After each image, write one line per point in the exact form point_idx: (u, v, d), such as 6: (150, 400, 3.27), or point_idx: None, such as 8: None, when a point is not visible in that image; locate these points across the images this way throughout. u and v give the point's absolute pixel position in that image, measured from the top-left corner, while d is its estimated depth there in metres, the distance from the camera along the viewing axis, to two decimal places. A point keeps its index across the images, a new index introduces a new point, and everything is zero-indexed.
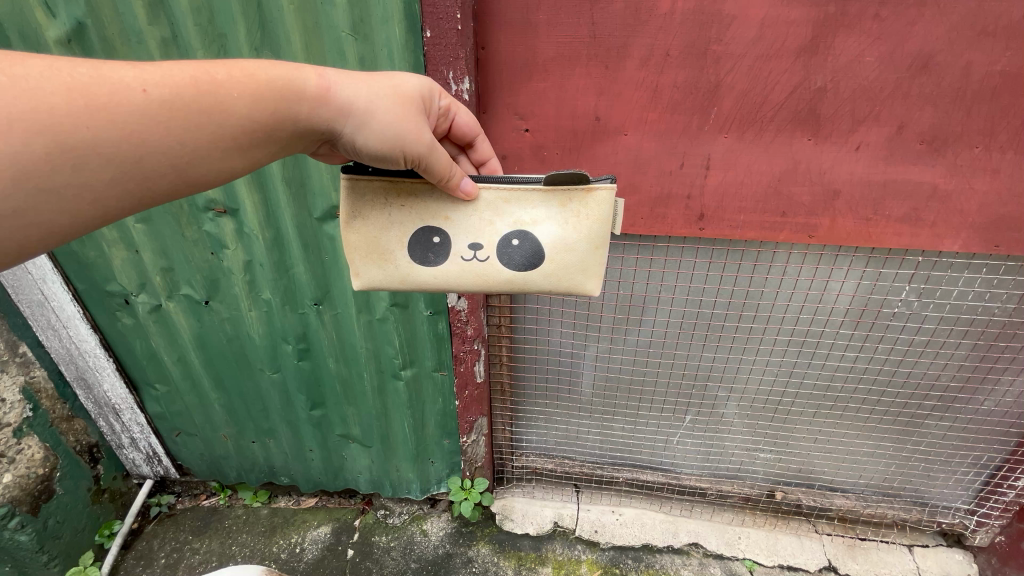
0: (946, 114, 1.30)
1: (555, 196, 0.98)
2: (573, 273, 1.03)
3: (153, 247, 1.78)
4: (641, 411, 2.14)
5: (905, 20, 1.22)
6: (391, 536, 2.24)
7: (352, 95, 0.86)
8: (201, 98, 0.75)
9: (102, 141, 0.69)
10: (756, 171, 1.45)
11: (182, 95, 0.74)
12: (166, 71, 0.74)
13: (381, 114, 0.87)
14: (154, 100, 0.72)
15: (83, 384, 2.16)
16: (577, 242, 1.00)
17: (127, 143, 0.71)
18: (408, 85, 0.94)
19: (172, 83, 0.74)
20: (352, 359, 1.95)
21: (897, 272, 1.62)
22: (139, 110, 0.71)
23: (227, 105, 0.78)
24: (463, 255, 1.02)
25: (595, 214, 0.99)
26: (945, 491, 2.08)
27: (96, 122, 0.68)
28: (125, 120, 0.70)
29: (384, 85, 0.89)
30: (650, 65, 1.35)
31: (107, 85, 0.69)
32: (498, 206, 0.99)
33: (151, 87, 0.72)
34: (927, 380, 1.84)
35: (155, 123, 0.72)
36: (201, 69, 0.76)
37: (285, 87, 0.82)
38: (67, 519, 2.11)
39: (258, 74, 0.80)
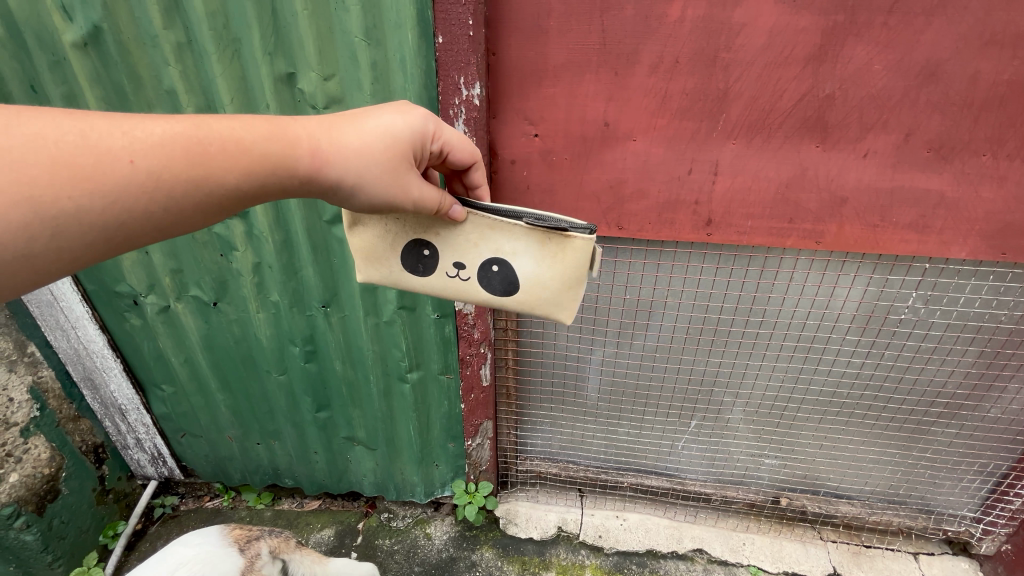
0: (953, 122, 1.31)
1: (538, 233, 0.97)
2: (545, 308, 1.04)
3: (164, 248, 1.79)
4: (647, 416, 2.13)
5: (914, 28, 1.23)
6: (395, 539, 2.24)
7: (342, 168, 0.85)
8: (190, 170, 0.76)
9: (85, 211, 0.69)
10: (764, 177, 1.45)
11: (172, 167, 0.75)
12: (158, 140, 0.75)
13: (370, 182, 0.86)
14: (142, 173, 0.72)
15: (90, 385, 2.17)
16: (553, 281, 1.00)
17: (111, 211, 0.71)
18: (395, 131, 0.88)
19: (161, 153, 0.74)
20: (358, 361, 1.96)
21: (904, 279, 1.62)
22: (126, 182, 0.71)
23: (218, 178, 0.79)
24: (447, 271, 1.04)
25: (573, 256, 0.97)
26: (951, 499, 2.08)
27: (77, 191, 0.68)
28: (111, 190, 0.71)
29: (375, 144, 0.86)
30: (660, 71, 1.36)
31: (91, 156, 0.69)
32: (484, 231, 0.99)
33: (139, 157, 0.72)
34: (934, 387, 1.83)
35: (141, 196, 0.73)
36: (193, 137, 0.77)
37: (277, 162, 0.82)
38: (72, 519, 2.12)
39: (252, 149, 0.80)
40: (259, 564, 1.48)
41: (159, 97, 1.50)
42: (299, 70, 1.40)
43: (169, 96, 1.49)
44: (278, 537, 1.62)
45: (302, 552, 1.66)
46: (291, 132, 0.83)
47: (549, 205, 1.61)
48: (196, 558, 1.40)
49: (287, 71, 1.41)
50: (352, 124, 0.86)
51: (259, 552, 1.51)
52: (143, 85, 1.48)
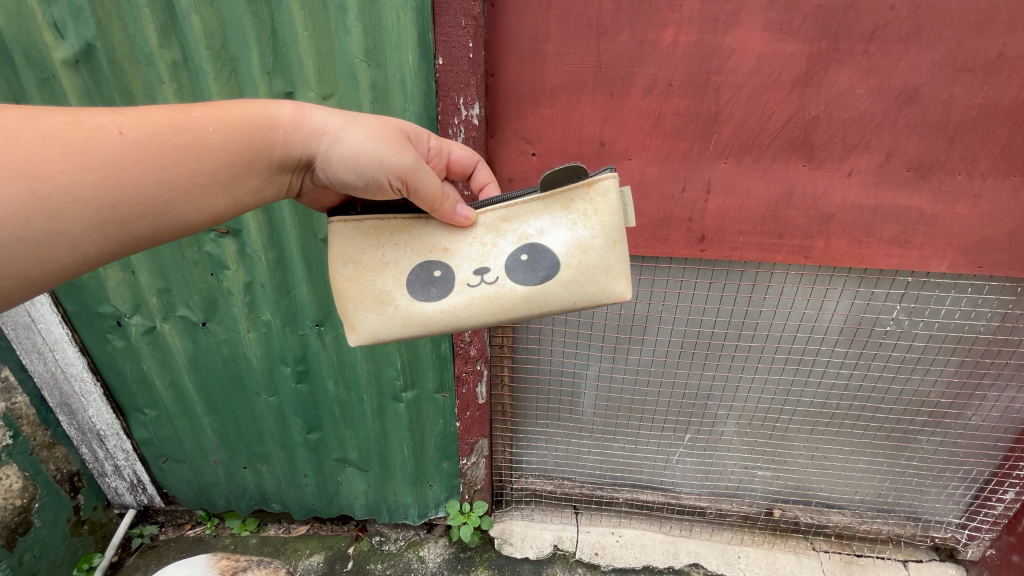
0: (930, 143, 1.38)
1: (558, 201, 1.00)
2: (595, 276, 1.01)
3: (151, 268, 1.75)
4: (642, 431, 2.14)
5: (892, 56, 1.30)
6: (387, 564, 2.19)
7: (326, 117, 0.95)
8: (178, 136, 0.81)
9: (80, 185, 0.72)
10: (754, 195, 1.50)
11: (160, 135, 0.79)
12: (143, 114, 0.79)
13: (354, 128, 0.95)
14: (131, 141, 0.77)
15: (66, 410, 2.08)
16: (592, 240, 0.99)
17: (104, 185, 0.74)
18: (389, 122, 1.02)
19: (148, 124, 0.79)
20: (351, 380, 1.92)
21: (888, 292, 1.68)
22: (116, 151, 0.75)
23: (205, 139, 0.84)
24: (469, 282, 1.01)
25: (603, 206, 0.99)
26: (936, 505, 2.13)
27: (71, 165, 0.71)
28: (103, 162, 0.74)
29: (368, 119, 0.98)
30: (654, 94, 1.40)
31: (81, 132, 0.73)
32: (497, 226, 1.01)
33: (127, 128, 0.77)
34: (919, 396, 1.89)
35: (134, 165, 0.77)
36: (175, 110, 0.83)
37: (259, 123, 0.90)
38: (44, 552, 2.02)
39: (234, 110, 0.88)
40: None
41: None
42: (297, 89, 1.40)
43: None
44: (269, 567, 1.55)
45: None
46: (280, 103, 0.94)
47: None
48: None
49: (285, 90, 1.41)
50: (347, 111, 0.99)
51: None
52: (135, 104, 1.46)
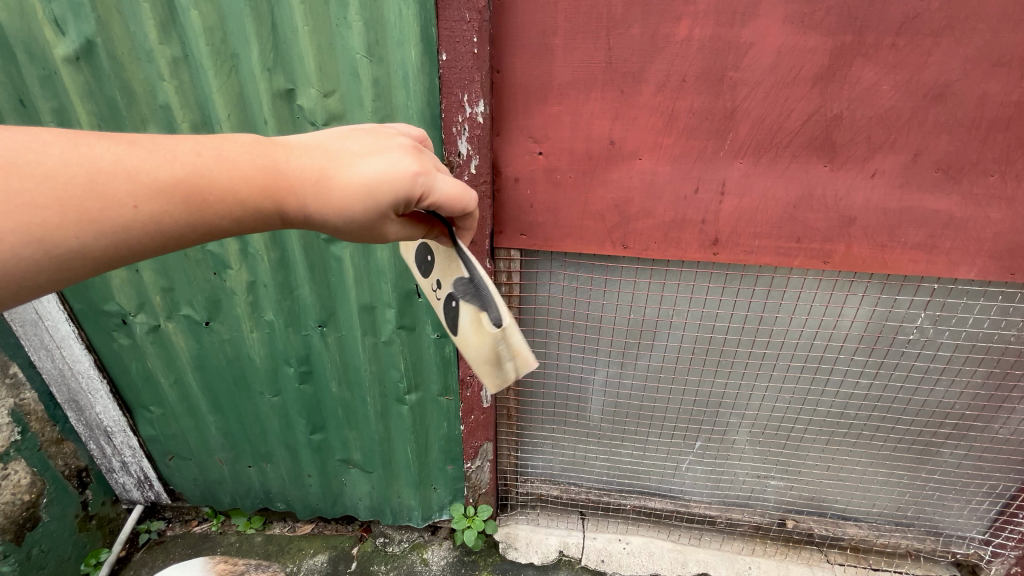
0: (961, 142, 1.30)
1: (477, 302, 0.80)
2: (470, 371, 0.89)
3: (154, 266, 1.73)
4: (650, 438, 2.09)
5: (921, 50, 1.22)
6: (390, 566, 2.17)
7: (325, 216, 0.76)
8: (194, 217, 0.70)
9: (84, 252, 0.64)
10: (771, 197, 1.44)
11: (177, 215, 0.69)
12: (166, 183, 0.67)
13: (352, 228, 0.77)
14: (145, 219, 0.67)
15: (74, 406, 2.08)
16: (472, 352, 0.84)
17: (113, 252, 0.66)
18: (369, 187, 0.74)
19: (169, 200, 0.68)
20: (354, 381, 1.90)
21: (912, 299, 1.60)
22: (129, 229, 0.66)
23: (222, 225, 0.73)
24: (433, 285, 0.94)
25: (490, 347, 0.80)
26: (959, 520, 2.04)
27: (82, 234, 0.63)
28: (115, 235, 0.65)
29: (352, 202, 0.75)
30: (666, 90, 1.34)
31: (96, 199, 0.63)
32: (455, 269, 0.85)
33: (143, 203, 0.66)
34: (943, 408, 1.81)
35: (146, 241, 0.68)
36: (199, 179, 0.69)
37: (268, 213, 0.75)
38: (52, 547, 2.03)
39: (243, 196, 0.72)
40: None
41: (154, 113, 1.46)
42: (299, 86, 1.37)
43: (163, 112, 1.45)
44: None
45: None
46: (272, 180, 0.73)
47: (553, 224, 1.58)
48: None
49: (285, 87, 1.37)
50: (332, 179, 0.75)
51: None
52: (136, 101, 1.44)
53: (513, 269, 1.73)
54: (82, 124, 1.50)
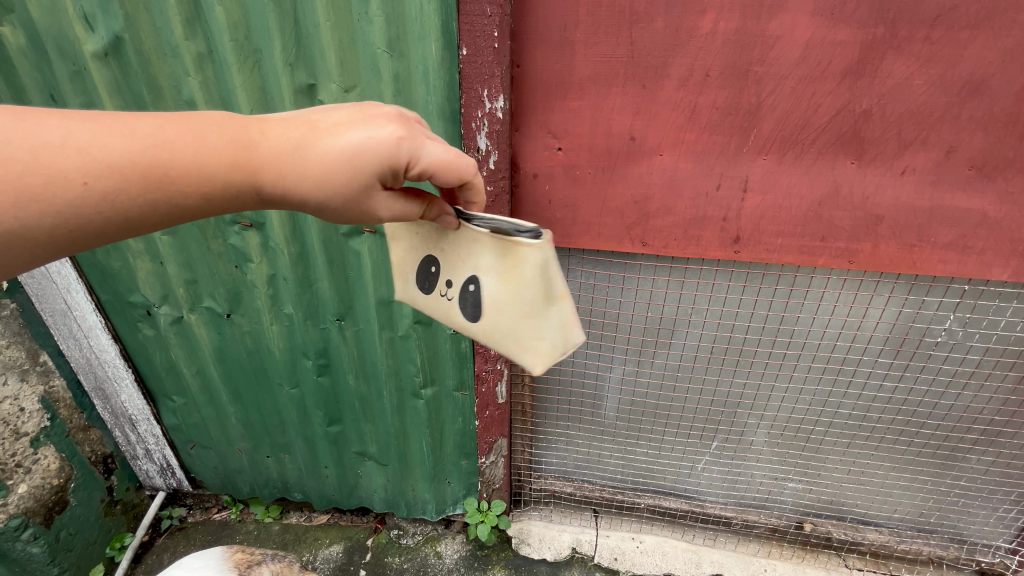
0: (997, 139, 1.26)
1: (496, 246, 0.82)
2: (508, 340, 0.87)
3: (178, 259, 1.77)
4: (666, 437, 2.07)
5: (957, 43, 1.18)
6: (404, 557, 2.19)
7: (302, 189, 0.75)
8: (150, 194, 0.69)
9: (27, 231, 0.64)
10: (795, 194, 1.41)
11: (129, 192, 0.68)
12: (114, 159, 0.66)
13: (332, 201, 0.77)
14: (98, 197, 0.66)
15: (100, 394, 2.14)
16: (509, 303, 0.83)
17: (61, 231, 0.66)
18: (355, 154, 0.74)
19: (121, 177, 0.67)
20: (371, 375, 1.92)
21: (941, 301, 1.56)
22: (77, 207, 0.65)
23: (183, 203, 0.72)
24: (441, 291, 0.93)
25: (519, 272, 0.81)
26: (984, 528, 1.99)
27: (24, 213, 0.62)
28: (59, 214, 0.65)
29: (338, 172, 0.74)
30: (690, 85, 1.32)
31: (42, 177, 0.62)
32: (463, 245, 0.87)
33: (93, 181, 0.65)
34: (970, 412, 1.76)
35: (105, 220, 0.68)
36: (154, 154, 0.69)
37: (237, 186, 0.74)
38: (79, 530, 2.09)
39: (210, 171, 0.72)
40: None
41: (178, 107, 1.48)
42: (320, 81, 1.38)
43: (188, 107, 1.47)
44: (283, 561, 1.58)
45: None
46: (245, 153, 0.73)
47: (571, 220, 1.57)
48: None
49: (307, 82, 1.38)
50: (315, 149, 0.74)
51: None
52: (162, 96, 1.47)
53: None
54: None
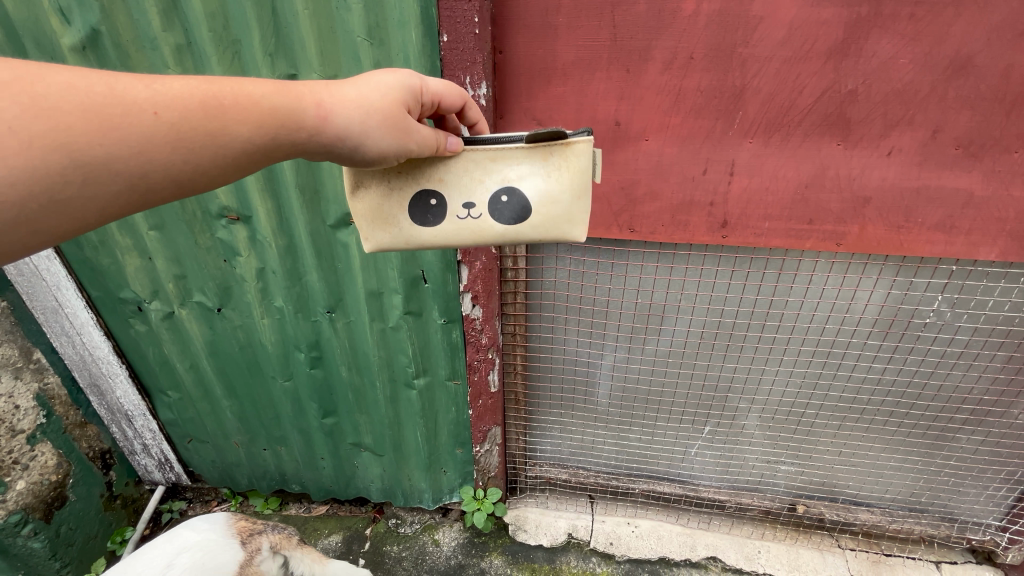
0: (983, 118, 1.25)
1: (537, 151, 0.93)
2: (561, 226, 0.98)
3: (167, 254, 1.77)
4: (659, 423, 2.08)
5: (943, 20, 1.17)
6: (403, 546, 2.21)
7: (349, 115, 0.82)
8: (210, 122, 0.73)
9: (110, 159, 0.66)
10: (782, 177, 1.40)
11: (192, 117, 0.72)
12: (176, 91, 0.71)
13: (372, 128, 0.83)
14: (167, 125, 0.70)
15: (96, 390, 2.15)
16: (562, 194, 0.95)
17: (138, 159, 0.68)
18: (388, 79, 0.86)
19: (183, 104, 0.71)
20: (364, 366, 1.92)
21: (929, 282, 1.56)
22: (150, 132, 0.68)
23: (238, 131, 0.76)
24: (457, 214, 0.97)
25: (579, 166, 0.93)
26: (975, 507, 2.01)
27: (106, 141, 0.65)
28: (134, 141, 0.67)
29: (377, 93, 0.84)
30: (674, 68, 1.31)
31: (117, 105, 0.66)
32: (486, 164, 0.94)
33: (163, 109, 0.69)
34: (960, 392, 1.77)
35: (172, 151, 0.71)
36: (211, 89, 0.74)
37: (286, 118, 0.79)
38: (80, 525, 2.11)
39: (263, 101, 0.78)
40: (259, 561, 1.37)
41: None
42: (301, 71, 1.36)
43: None
44: (282, 532, 1.49)
45: (303, 551, 1.53)
46: (298, 88, 0.81)
47: None
48: (199, 545, 1.30)
49: (288, 73, 1.37)
50: (350, 81, 0.84)
51: (261, 546, 1.40)
52: None
53: (518, 255, 1.72)
54: None
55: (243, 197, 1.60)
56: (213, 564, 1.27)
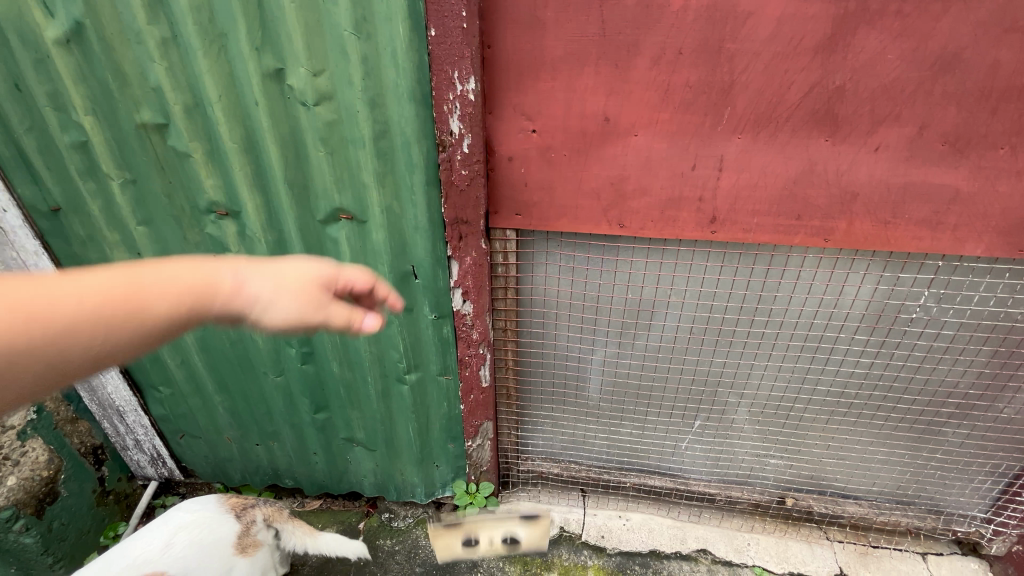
0: (970, 114, 1.26)
1: None
2: None
3: (156, 249, 1.76)
4: (650, 417, 2.09)
5: (929, 16, 1.17)
6: (395, 540, 2.22)
7: (259, 285, 0.78)
8: (130, 311, 0.67)
9: (55, 356, 0.61)
10: (770, 173, 1.40)
11: (109, 308, 0.65)
12: (93, 290, 0.64)
13: (282, 296, 0.79)
14: (86, 318, 0.63)
15: (87, 386, 2.14)
16: None
17: (79, 355, 0.64)
18: (297, 274, 0.81)
19: (103, 297, 0.65)
20: (355, 361, 1.92)
21: (916, 277, 1.58)
22: (73, 324, 0.62)
23: (158, 320, 0.69)
24: None
25: None
26: (961, 499, 2.03)
27: (49, 347, 0.60)
28: (64, 343, 0.62)
29: (285, 282, 0.80)
30: (662, 63, 1.31)
31: (43, 302, 0.60)
32: None
33: (87, 300, 0.63)
34: (946, 386, 1.79)
35: (91, 331, 0.63)
36: (127, 279, 0.67)
37: (197, 302, 0.73)
38: (72, 520, 2.11)
39: (178, 278, 0.72)
40: (255, 530, 1.77)
41: (146, 95, 1.46)
42: (288, 65, 1.35)
43: (156, 94, 1.46)
44: (273, 506, 1.86)
45: (295, 522, 1.86)
46: (206, 263, 0.75)
47: (548, 203, 1.57)
48: (194, 523, 1.67)
49: (275, 67, 1.36)
50: (253, 265, 0.79)
51: (255, 518, 1.78)
52: (128, 82, 1.45)
53: (509, 250, 1.71)
54: (76, 107, 1.50)
55: (232, 192, 1.58)
56: (209, 538, 1.65)
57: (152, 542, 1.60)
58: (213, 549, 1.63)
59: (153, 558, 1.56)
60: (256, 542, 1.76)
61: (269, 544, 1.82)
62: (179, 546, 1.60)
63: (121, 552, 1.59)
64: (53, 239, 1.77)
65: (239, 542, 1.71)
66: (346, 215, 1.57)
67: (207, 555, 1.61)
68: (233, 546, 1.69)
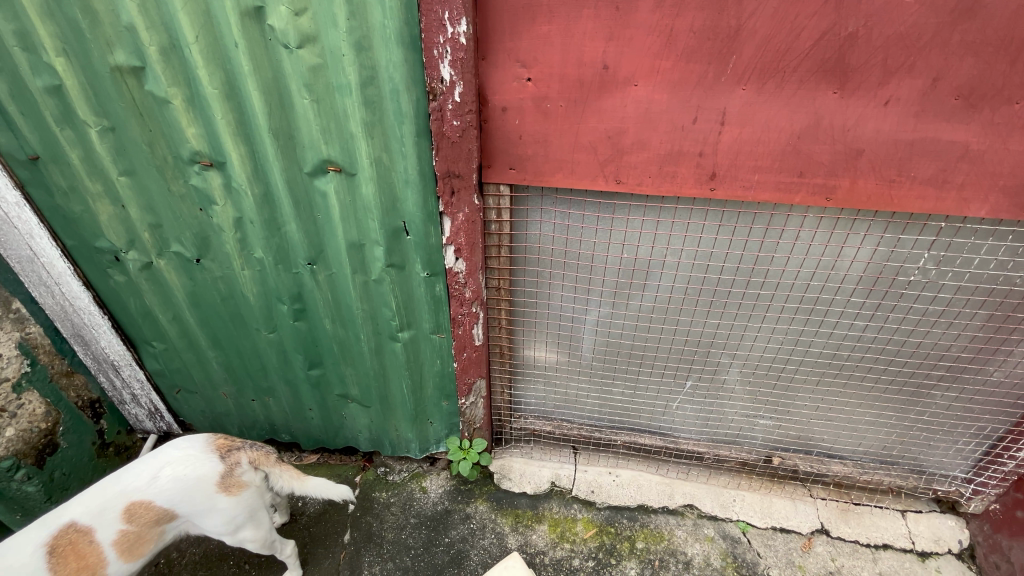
0: (986, 65, 1.19)
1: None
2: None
3: (140, 201, 1.71)
4: (642, 376, 2.10)
5: None
6: (391, 492, 2.27)
7: None
8: None
9: None
10: (775, 127, 1.34)
11: None
12: None
13: None
14: None
15: (80, 340, 2.12)
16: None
17: None
18: None
19: None
20: (347, 319, 1.91)
21: (917, 239, 1.55)
22: None
23: None
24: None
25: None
26: (944, 460, 2.07)
27: None
28: None
29: None
30: (665, 6, 1.23)
31: None
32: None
33: None
34: (938, 350, 1.79)
35: None
36: None
37: None
38: (74, 471, 2.15)
39: None
40: (240, 471, 1.73)
41: (119, 35, 1.38)
42: (267, 3, 1.27)
43: (130, 34, 1.38)
44: (259, 450, 1.82)
45: (282, 467, 1.85)
46: None
47: (543, 157, 1.51)
48: (181, 460, 1.68)
49: (254, 4, 1.28)
50: None
51: (240, 461, 1.74)
52: (100, 21, 1.37)
53: (502, 206, 1.68)
54: (47, 48, 1.43)
55: (214, 141, 1.52)
56: (193, 474, 1.66)
57: (140, 474, 1.64)
58: (196, 486, 1.65)
59: (141, 488, 1.62)
60: (241, 483, 1.72)
61: (257, 486, 1.77)
62: (165, 481, 1.64)
63: (117, 477, 1.66)
64: (35, 189, 1.73)
65: (222, 481, 1.68)
66: (335, 167, 1.51)
67: (189, 489, 1.65)
68: (215, 484, 1.67)
